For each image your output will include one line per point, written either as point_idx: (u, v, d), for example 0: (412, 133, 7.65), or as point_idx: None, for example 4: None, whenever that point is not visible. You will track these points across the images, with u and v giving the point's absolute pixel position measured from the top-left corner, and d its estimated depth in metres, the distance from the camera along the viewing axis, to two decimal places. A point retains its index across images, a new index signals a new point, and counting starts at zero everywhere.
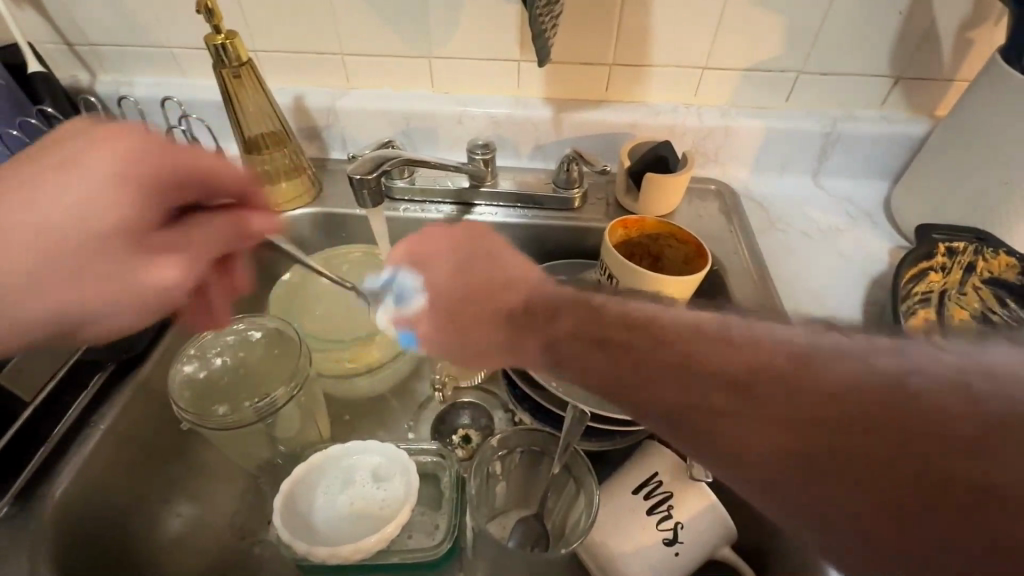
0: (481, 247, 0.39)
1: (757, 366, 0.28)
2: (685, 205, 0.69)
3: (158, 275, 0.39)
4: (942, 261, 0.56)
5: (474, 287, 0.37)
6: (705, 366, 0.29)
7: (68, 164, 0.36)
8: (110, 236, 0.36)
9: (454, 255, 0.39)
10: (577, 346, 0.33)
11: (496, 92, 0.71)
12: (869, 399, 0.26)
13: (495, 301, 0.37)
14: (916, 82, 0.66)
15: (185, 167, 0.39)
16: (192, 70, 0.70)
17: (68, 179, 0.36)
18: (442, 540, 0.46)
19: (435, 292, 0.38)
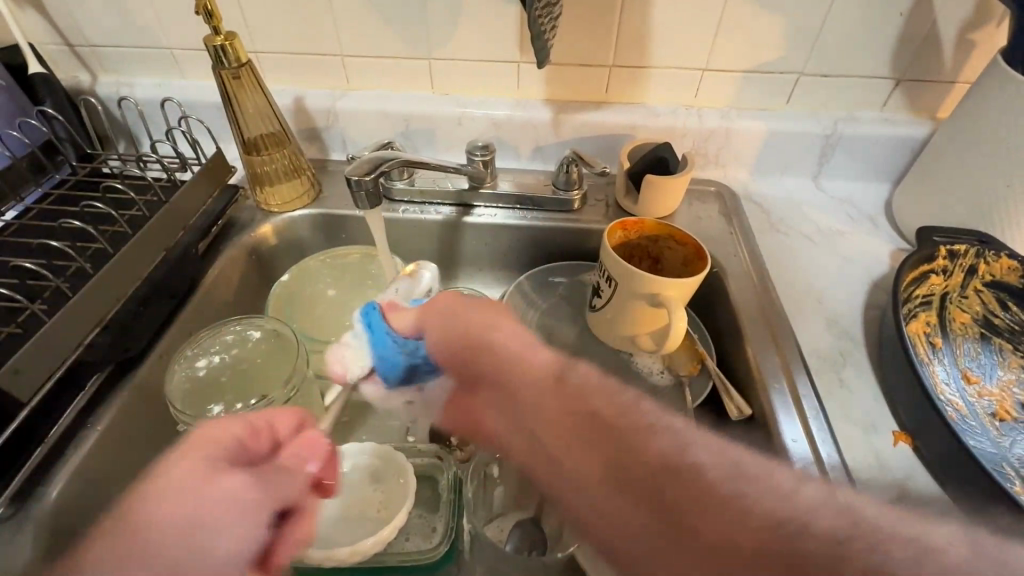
0: (497, 318, 0.42)
1: (675, 448, 0.35)
2: (685, 207, 0.68)
3: (223, 532, 0.36)
4: (943, 264, 0.55)
5: (482, 350, 0.41)
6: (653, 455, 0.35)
7: (157, 482, 0.36)
8: (212, 498, 0.36)
9: (472, 336, 0.42)
10: (545, 385, 0.39)
11: (496, 94, 0.71)
12: (762, 533, 0.31)
13: (510, 350, 0.41)
14: (917, 84, 0.66)
15: (253, 422, 0.43)
16: (192, 71, 0.70)
17: (182, 484, 0.36)
18: (438, 543, 0.46)
19: (454, 344, 0.43)
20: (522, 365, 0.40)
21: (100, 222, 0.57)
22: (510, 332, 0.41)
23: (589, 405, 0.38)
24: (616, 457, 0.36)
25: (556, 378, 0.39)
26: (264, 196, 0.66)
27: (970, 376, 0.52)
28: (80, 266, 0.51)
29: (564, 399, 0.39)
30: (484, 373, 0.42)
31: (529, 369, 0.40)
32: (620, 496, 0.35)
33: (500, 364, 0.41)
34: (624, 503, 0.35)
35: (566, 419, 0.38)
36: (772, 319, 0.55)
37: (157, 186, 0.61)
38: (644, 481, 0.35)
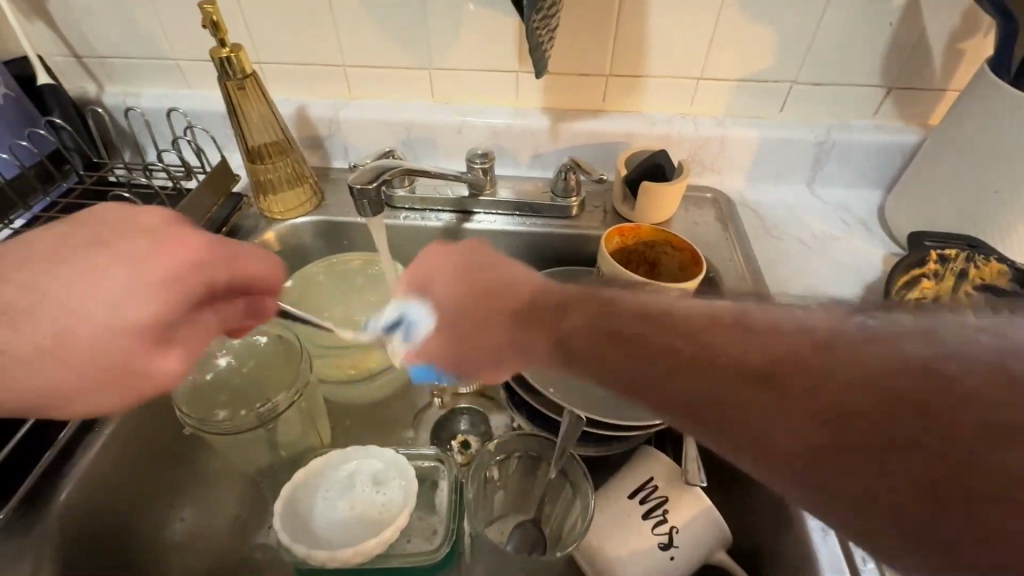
0: (472, 258, 0.39)
1: (768, 347, 0.28)
2: (682, 213, 0.70)
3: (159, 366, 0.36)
4: (934, 268, 0.57)
5: (476, 293, 0.37)
6: (734, 360, 0.28)
7: (98, 269, 0.35)
8: (138, 332, 0.35)
9: (467, 275, 0.38)
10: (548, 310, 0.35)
11: (495, 103, 0.72)
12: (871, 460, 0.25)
13: (502, 291, 0.37)
14: (907, 93, 0.67)
15: (232, 260, 0.41)
16: (198, 82, 0.72)
17: (119, 264, 0.35)
18: (440, 544, 0.46)
19: (450, 289, 0.38)
20: (524, 303, 0.36)
21: None
22: (509, 271, 0.38)
23: (649, 342, 0.31)
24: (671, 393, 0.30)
25: (552, 316, 0.34)
26: (267, 203, 0.67)
27: None
28: None
29: (619, 342, 0.32)
30: (477, 318, 0.37)
31: (514, 293, 0.36)
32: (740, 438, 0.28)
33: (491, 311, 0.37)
34: (731, 439, 0.28)
35: (628, 354, 0.31)
36: None
37: (162, 194, 0.62)
38: (744, 406, 0.28)
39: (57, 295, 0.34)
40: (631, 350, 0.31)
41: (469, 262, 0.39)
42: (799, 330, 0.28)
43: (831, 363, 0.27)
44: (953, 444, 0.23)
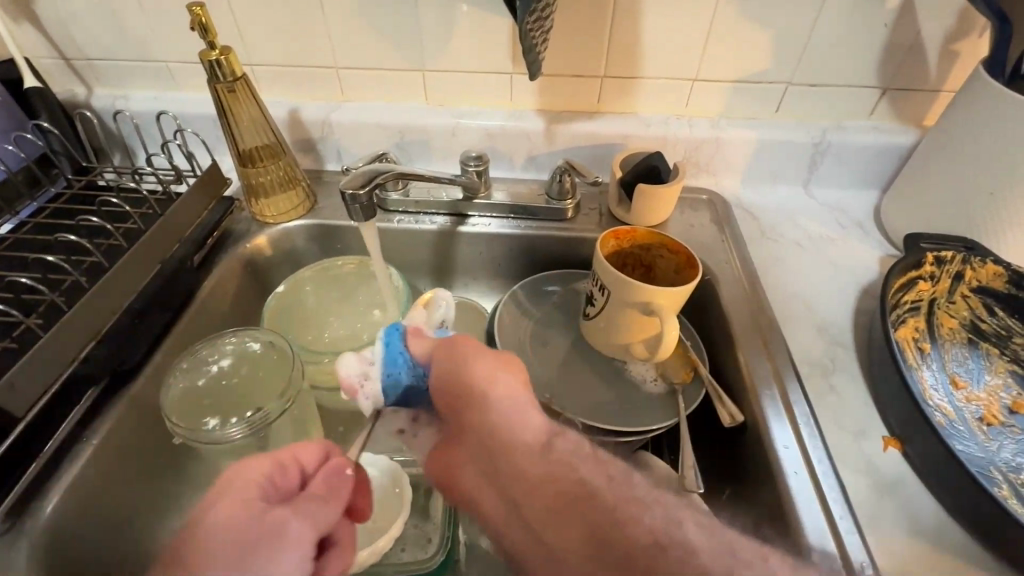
0: (493, 372, 0.41)
1: (665, 537, 0.31)
2: (677, 215, 0.69)
3: (291, 533, 0.40)
4: (930, 270, 0.56)
5: (475, 395, 0.40)
6: (643, 545, 0.31)
7: (211, 515, 0.40)
8: (296, 563, 0.40)
9: (467, 390, 0.40)
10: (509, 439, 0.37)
11: (489, 104, 0.72)
12: None
13: (510, 400, 0.39)
14: (903, 93, 0.67)
15: (277, 460, 0.46)
16: (188, 85, 0.71)
17: (215, 505, 0.41)
18: (435, 553, 0.46)
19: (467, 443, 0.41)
20: (515, 408, 0.39)
21: (96, 235, 0.58)
22: (506, 370, 0.41)
23: (573, 479, 0.35)
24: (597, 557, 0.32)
25: (542, 453, 0.36)
26: (259, 206, 0.66)
27: (957, 381, 0.52)
28: (75, 279, 0.51)
29: (547, 464, 0.35)
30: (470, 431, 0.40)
31: (523, 437, 0.37)
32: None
33: (478, 395, 0.40)
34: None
35: (552, 496, 0.34)
36: (763, 327, 0.56)
37: (152, 198, 0.61)
38: (612, 549, 0.31)
39: (201, 559, 0.37)
40: (556, 491, 0.34)
41: (452, 349, 0.43)
42: (699, 528, 0.32)
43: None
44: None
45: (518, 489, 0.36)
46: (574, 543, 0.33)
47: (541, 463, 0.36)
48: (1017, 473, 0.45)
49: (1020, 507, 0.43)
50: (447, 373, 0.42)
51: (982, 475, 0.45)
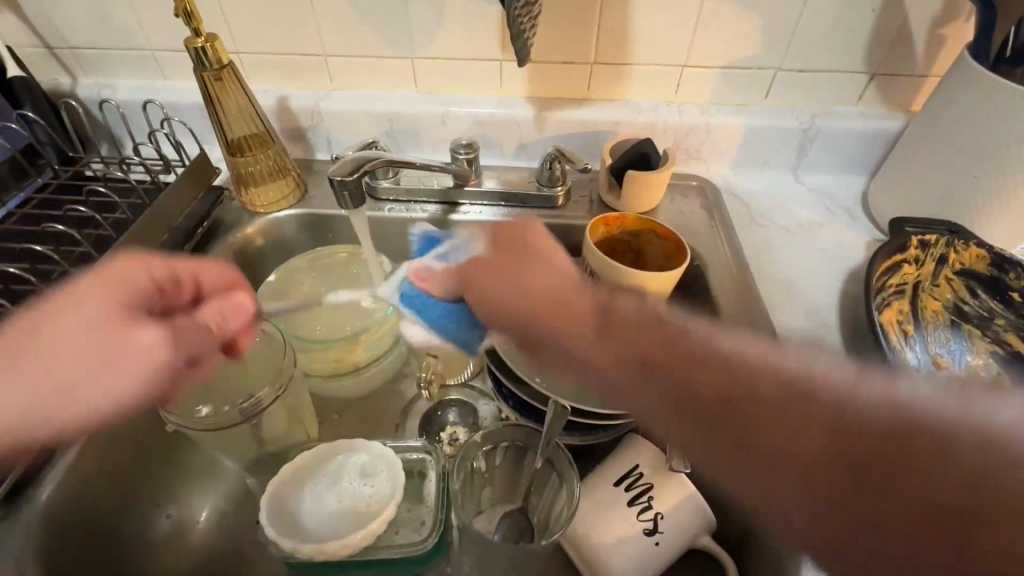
0: (537, 270, 0.38)
1: (835, 378, 0.28)
2: (668, 201, 0.70)
3: (137, 348, 0.35)
4: (915, 254, 0.57)
5: (527, 311, 0.36)
6: (759, 403, 0.29)
7: (45, 333, 0.34)
8: (124, 333, 0.35)
9: (518, 314, 0.37)
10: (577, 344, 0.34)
11: (479, 92, 0.71)
12: (862, 463, 0.26)
13: (549, 291, 0.36)
14: (890, 78, 0.67)
15: (178, 271, 0.43)
16: (175, 73, 0.70)
17: (68, 284, 0.36)
18: (428, 535, 0.47)
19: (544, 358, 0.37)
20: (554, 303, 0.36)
21: (85, 225, 0.57)
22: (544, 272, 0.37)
23: (656, 338, 0.32)
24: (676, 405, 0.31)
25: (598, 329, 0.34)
26: (249, 196, 0.66)
27: (939, 361, 0.54)
28: (64, 269, 0.51)
29: (618, 346, 0.33)
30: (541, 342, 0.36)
31: (570, 304, 0.35)
32: (727, 458, 0.30)
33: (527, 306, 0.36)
34: (766, 477, 0.28)
35: (635, 367, 0.32)
36: (752, 312, 0.56)
37: (140, 188, 0.61)
38: (724, 410, 0.30)
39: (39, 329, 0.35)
40: (636, 362, 0.32)
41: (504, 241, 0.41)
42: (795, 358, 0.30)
43: (839, 427, 0.27)
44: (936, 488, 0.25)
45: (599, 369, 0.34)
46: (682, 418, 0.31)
47: (606, 345, 0.33)
48: None
49: None
50: (486, 300, 0.39)
51: None
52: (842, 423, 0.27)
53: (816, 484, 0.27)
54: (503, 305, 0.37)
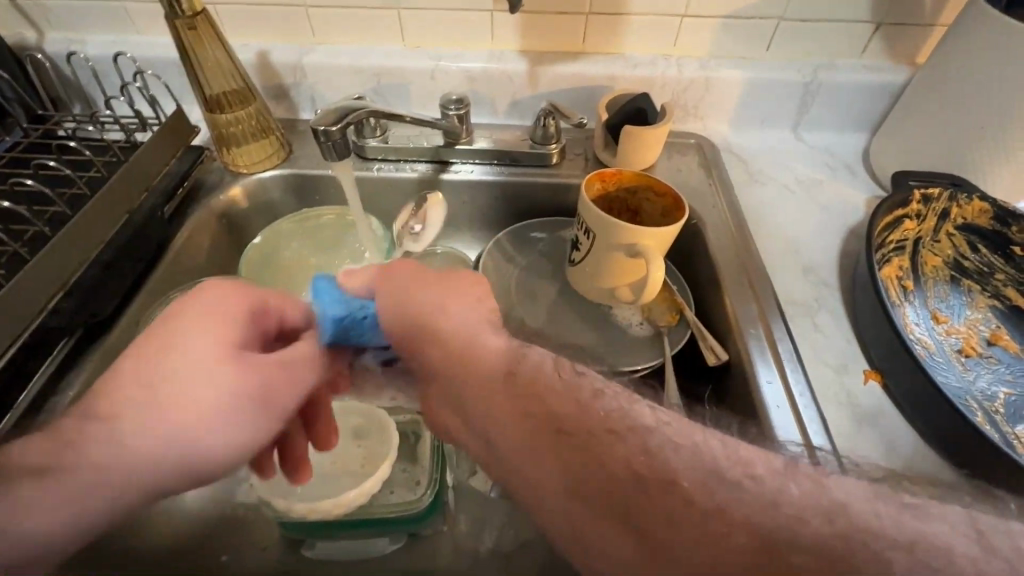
0: (445, 298, 0.39)
1: (702, 487, 0.27)
2: (665, 159, 0.68)
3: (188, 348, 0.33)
4: (917, 208, 0.55)
5: (424, 329, 0.38)
6: (619, 463, 0.29)
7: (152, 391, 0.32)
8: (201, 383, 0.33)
9: (420, 317, 0.38)
10: (486, 376, 0.35)
11: (469, 46, 0.68)
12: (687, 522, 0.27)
13: (460, 338, 0.37)
14: (897, 28, 0.65)
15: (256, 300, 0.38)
16: (149, 28, 0.66)
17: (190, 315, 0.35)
18: (423, 495, 0.46)
19: (432, 387, 0.38)
20: (467, 342, 0.36)
21: (57, 184, 0.55)
22: (460, 306, 0.38)
23: (545, 402, 0.33)
24: (579, 478, 0.30)
25: (506, 372, 0.35)
26: (231, 156, 0.63)
27: (939, 316, 0.53)
28: (37, 230, 0.48)
29: (515, 393, 0.33)
30: (433, 367, 0.37)
31: (480, 364, 0.35)
32: (586, 502, 0.29)
33: (439, 338, 0.37)
34: (614, 533, 0.28)
35: (521, 426, 0.32)
36: (749, 268, 0.55)
37: (115, 146, 0.58)
38: (591, 466, 0.30)
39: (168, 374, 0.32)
40: (523, 420, 0.32)
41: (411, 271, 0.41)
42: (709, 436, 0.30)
43: (691, 501, 0.27)
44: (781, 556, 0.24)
45: (485, 410, 0.34)
46: (557, 466, 0.30)
47: (512, 397, 0.33)
48: (991, 402, 0.47)
49: (994, 433, 0.44)
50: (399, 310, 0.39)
51: (959, 404, 0.46)
52: (708, 543, 0.26)
53: (648, 538, 0.27)
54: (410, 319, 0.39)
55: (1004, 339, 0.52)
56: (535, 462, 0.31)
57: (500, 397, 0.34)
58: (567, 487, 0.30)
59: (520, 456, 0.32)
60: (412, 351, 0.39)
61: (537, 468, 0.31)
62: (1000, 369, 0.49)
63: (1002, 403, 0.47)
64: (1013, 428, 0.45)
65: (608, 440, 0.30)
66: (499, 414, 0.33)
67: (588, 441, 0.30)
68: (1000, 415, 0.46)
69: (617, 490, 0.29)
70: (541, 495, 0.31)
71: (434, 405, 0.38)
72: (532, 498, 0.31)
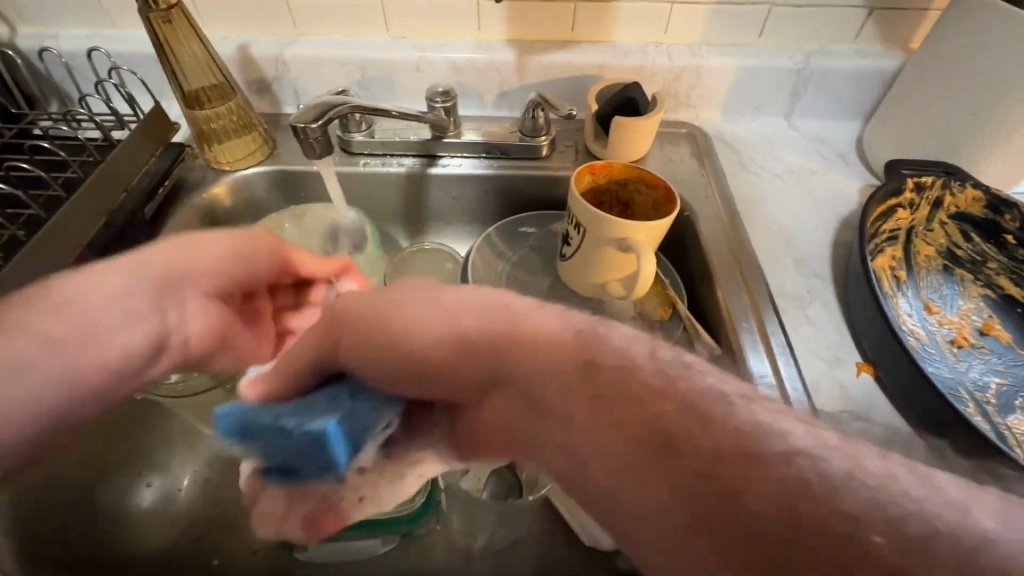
0: (451, 296, 0.30)
1: None
2: (656, 150, 0.67)
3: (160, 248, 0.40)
4: (910, 198, 0.55)
5: (456, 346, 0.29)
6: (762, 498, 0.22)
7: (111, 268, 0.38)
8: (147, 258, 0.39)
9: (435, 340, 0.29)
10: (569, 379, 0.27)
11: (455, 36, 0.67)
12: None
13: (505, 334, 0.28)
14: (891, 12, 0.64)
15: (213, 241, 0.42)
16: (122, 19, 0.64)
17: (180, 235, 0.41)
18: (415, 496, 0.46)
19: (490, 407, 0.29)
20: (533, 329, 0.29)
21: (33, 187, 0.53)
22: (489, 302, 0.30)
23: (647, 411, 0.25)
24: (737, 522, 0.22)
25: (586, 364, 0.27)
26: (213, 153, 0.61)
27: (931, 306, 0.52)
28: (12, 234, 0.47)
29: (601, 401, 0.26)
30: (491, 380, 0.29)
31: (552, 353, 0.28)
32: (714, 540, 0.22)
33: (496, 352, 0.28)
34: (753, 570, 0.21)
35: (622, 439, 0.25)
36: (742, 261, 0.55)
37: (92, 146, 0.57)
38: (723, 501, 0.22)
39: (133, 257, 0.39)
40: (621, 432, 0.25)
41: (405, 281, 0.32)
42: None
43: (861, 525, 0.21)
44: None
45: (568, 418, 0.26)
46: (679, 501, 0.23)
47: (598, 401, 0.26)
48: (983, 392, 0.46)
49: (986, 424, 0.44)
50: (401, 342, 0.29)
51: (951, 395, 0.46)
52: None
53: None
54: (431, 356, 0.29)
55: (996, 329, 0.51)
56: (653, 490, 0.24)
57: (583, 406, 0.26)
58: (704, 539, 0.22)
59: (625, 484, 0.24)
60: (452, 376, 0.29)
61: (654, 505, 0.24)
62: (992, 359, 0.49)
63: (994, 393, 0.47)
64: (1004, 419, 0.45)
65: (749, 455, 0.23)
66: (591, 439, 0.25)
67: (737, 474, 0.23)
68: (991, 406, 0.45)
69: (795, 529, 0.21)
70: (671, 546, 0.23)
71: (486, 423, 0.30)
72: (634, 528, 0.24)
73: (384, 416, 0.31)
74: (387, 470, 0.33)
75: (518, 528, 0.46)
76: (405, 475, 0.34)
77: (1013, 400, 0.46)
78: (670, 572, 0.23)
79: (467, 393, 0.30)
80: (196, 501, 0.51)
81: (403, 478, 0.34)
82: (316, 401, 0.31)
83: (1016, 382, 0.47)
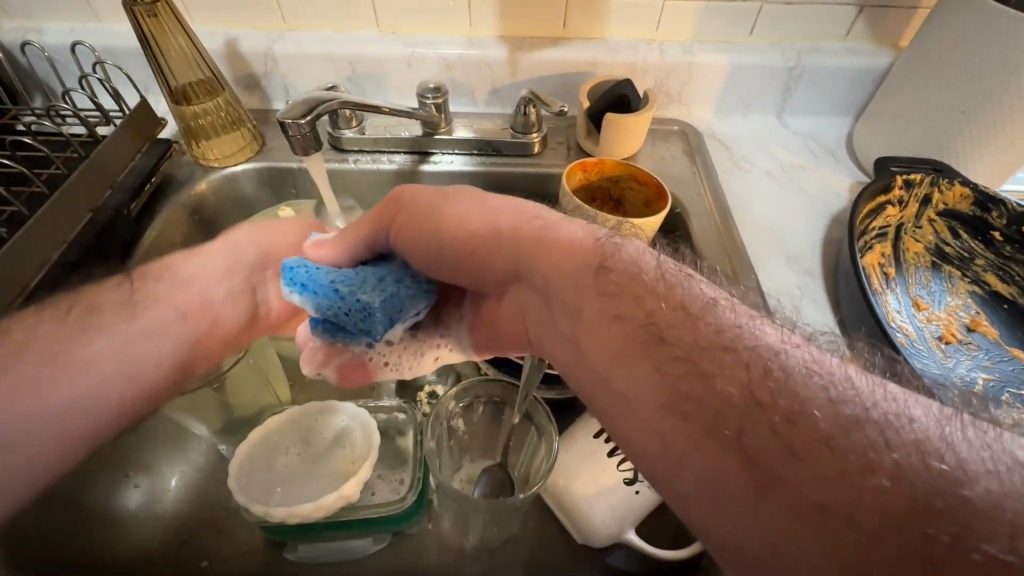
0: (483, 202, 0.35)
1: None
2: (648, 147, 0.67)
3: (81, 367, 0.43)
4: (900, 194, 0.55)
5: (487, 239, 0.33)
6: (732, 384, 0.24)
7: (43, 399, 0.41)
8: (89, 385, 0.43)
9: (468, 239, 0.34)
10: (580, 275, 0.30)
11: (446, 31, 0.66)
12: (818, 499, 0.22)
13: (526, 234, 0.32)
14: (880, 9, 0.64)
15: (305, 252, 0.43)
16: (106, 13, 0.63)
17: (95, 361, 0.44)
18: (406, 494, 0.46)
19: (509, 296, 0.34)
20: (550, 234, 0.32)
21: (15, 183, 0.52)
22: (513, 208, 0.34)
23: (644, 307, 0.28)
24: (709, 402, 0.24)
25: (599, 267, 0.30)
26: (201, 150, 0.61)
27: (920, 303, 0.53)
28: None
29: (606, 293, 0.29)
30: (511, 272, 0.33)
31: (569, 253, 0.31)
32: (685, 416, 0.24)
33: (515, 253, 0.33)
34: (716, 447, 0.23)
35: (618, 328, 0.28)
36: (733, 257, 0.55)
37: (76, 142, 0.56)
38: (695, 383, 0.25)
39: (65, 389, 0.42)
40: (619, 321, 0.28)
41: (444, 191, 0.37)
42: None
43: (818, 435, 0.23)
44: (855, 489, 0.22)
45: (575, 310, 0.29)
46: (661, 383, 0.25)
47: (604, 296, 0.29)
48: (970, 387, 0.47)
49: None
50: (443, 232, 0.35)
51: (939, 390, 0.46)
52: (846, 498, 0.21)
53: (753, 457, 0.23)
54: (461, 247, 0.35)
55: (983, 325, 0.52)
56: (637, 371, 0.26)
57: (588, 297, 0.29)
58: (675, 418, 0.25)
59: (614, 363, 0.27)
60: (479, 269, 0.35)
61: (635, 387, 0.26)
62: (979, 355, 0.50)
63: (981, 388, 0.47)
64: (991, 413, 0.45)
65: (730, 343, 0.26)
66: (591, 325, 0.28)
67: (717, 362, 0.25)
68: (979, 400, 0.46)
69: (758, 408, 0.24)
70: (647, 424, 0.25)
71: (505, 312, 0.35)
72: (618, 409, 0.27)
73: (417, 305, 0.39)
74: (411, 345, 0.43)
75: (510, 528, 0.46)
76: (423, 355, 0.44)
77: (1000, 395, 0.47)
78: (644, 447, 0.25)
79: (494, 283, 0.35)
80: (184, 501, 0.51)
81: (422, 355, 0.43)
82: (366, 278, 0.39)
83: (1003, 377, 0.48)
